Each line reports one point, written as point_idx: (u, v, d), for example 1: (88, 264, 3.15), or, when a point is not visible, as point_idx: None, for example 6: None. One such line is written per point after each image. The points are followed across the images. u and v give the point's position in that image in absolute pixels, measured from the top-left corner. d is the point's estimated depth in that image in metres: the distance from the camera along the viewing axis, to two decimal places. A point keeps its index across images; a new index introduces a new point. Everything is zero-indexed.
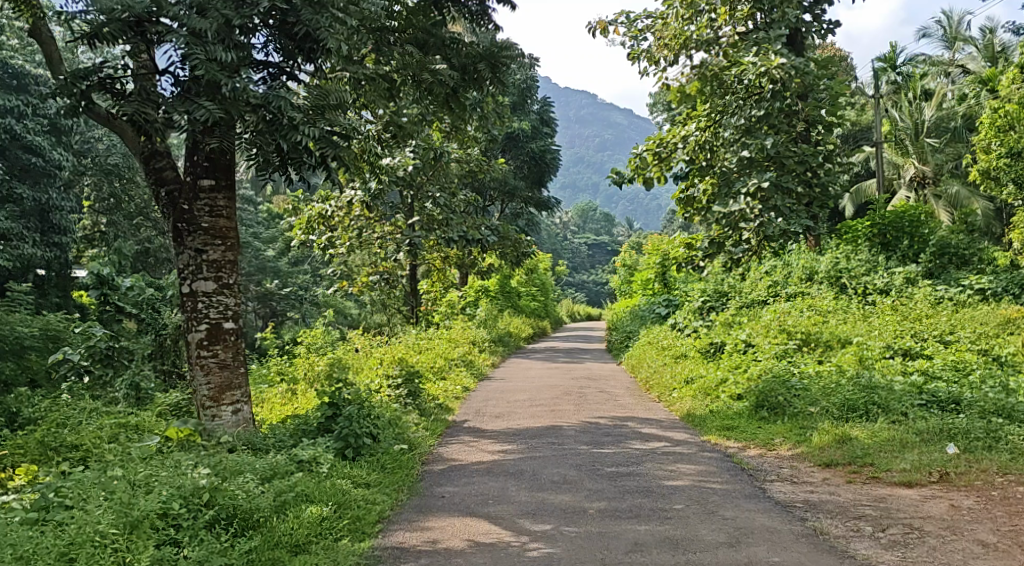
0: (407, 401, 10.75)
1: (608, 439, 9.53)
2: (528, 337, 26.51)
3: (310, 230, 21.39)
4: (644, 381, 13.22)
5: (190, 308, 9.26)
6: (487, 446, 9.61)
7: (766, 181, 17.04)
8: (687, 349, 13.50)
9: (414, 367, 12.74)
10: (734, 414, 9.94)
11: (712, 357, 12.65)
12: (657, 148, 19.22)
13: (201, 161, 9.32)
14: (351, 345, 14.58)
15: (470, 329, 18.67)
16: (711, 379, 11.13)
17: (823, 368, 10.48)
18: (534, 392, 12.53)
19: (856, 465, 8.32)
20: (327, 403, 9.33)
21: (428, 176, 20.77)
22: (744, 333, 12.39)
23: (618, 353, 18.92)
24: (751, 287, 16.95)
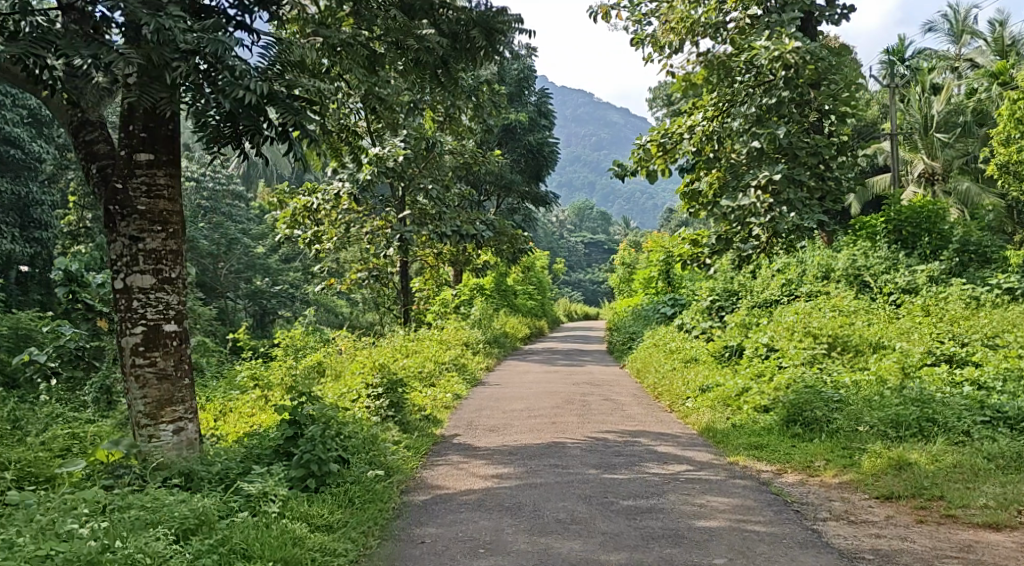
0: (388, 415, 9.66)
1: (620, 461, 8.45)
2: (525, 338, 25.41)
3: (295, 223, 20.29)
4: (652, 387, 12.15)
5: (125, 307, 8.17)
6: (480, 469, 8.52)
7: (777, 173, 15.83)
8: (700, 351, 12.48)
9: (399, 374, 11.63)
10: (762, 430, 8.94)
11: (729, 361, 11.65)
12: (662, 138, 18.01)
13: (137, 132, 8.22)
14: (334, 346, 13.46)
15: (464, 330, 17.56)
16: (732, 386, 10.12)
17: (861, 377, 9.52)
18: (531, 400, 11.42)
19: (922, 499, 7.27)
20: (287, 417, 8.23)
21: (421, 167, 19.67)
22: (764, 335, 11.35)
23: (620, 356, 17.81)
24: (763, 286, 15.87)
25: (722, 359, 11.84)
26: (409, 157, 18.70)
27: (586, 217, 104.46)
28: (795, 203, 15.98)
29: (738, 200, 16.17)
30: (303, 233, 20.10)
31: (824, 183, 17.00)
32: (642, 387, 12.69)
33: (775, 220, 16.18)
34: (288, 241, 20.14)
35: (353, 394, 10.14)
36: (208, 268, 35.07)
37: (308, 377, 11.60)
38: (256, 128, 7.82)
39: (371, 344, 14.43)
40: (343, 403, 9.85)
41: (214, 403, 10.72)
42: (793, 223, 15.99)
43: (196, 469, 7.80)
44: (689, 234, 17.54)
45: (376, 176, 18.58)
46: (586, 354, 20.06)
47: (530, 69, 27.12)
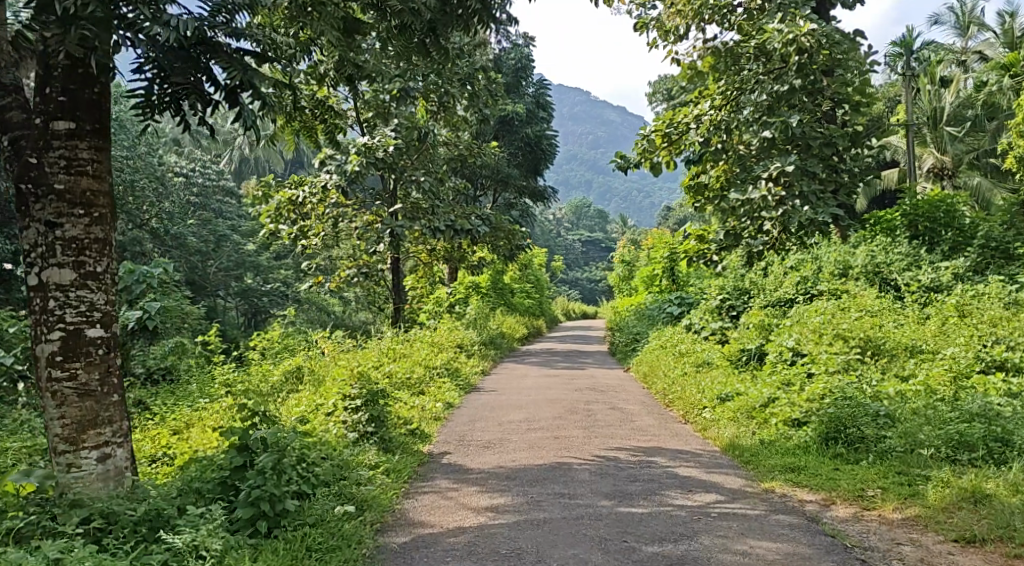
0: (369, 433, 8.68)
1: (636, 491, 7.52)
2: (523, 339, 24.40)
3: (279, 217, 19.21)
4: (662, 392, 11.20)
5: (41, 308, 7.20)
6: (475, 499, 7.56)
7: (790, 163, 15.00)
8: (716, 352, 11.58)
9: (383, 381, 10.64)
10: (798, 450, 8.11)
11: (751, 367, 10.74)
12: (666, 128, 17.02)
13: (55, 95, 7.23)
14: (315, 347, 12.47)
15: (458, 330, 16.59)
16: (757, 396, 9.25)
17: (906, 387, 8.63)
18: (530, 409, 10.44)
19: (1014, 544, 6.30)
20: (236, 442, 7.20)
21: (414, 161, 18.77)
22: (788, 337, 10.43)
23: (623, 358, 16.86)
24: (776, 283, 14.92)
25: (741, 364, 10.93)
26: (400, 148, 17.75)
27: (583, 215, 103.45)
28: (810, 195, 14.88)
29: (747, 193, 15.26)
30: (288, 228, 19.10)
31: (837, 176, 15.62)
32: (650, 394, 11.73)
33: (787, 214, 15.11)
34: (272, 237, 19.15)
35: (330, 408, 9.13)
36: (197, 266, 34.07)
37: (286, 389, 10.63)
38: (195, 87, 7.16)
39: (358, 346, 13.44)
40: (315, 421, 8.82)
41: (179, 415, 9.72)
42: (806, 217, 14.92)
43: (119, 511, 6.75)
44: (697, 230, 16.60)
45: (364, 167, 17.63)
46: (586, 356, 19.04)
47: (528, 59, 26.13)
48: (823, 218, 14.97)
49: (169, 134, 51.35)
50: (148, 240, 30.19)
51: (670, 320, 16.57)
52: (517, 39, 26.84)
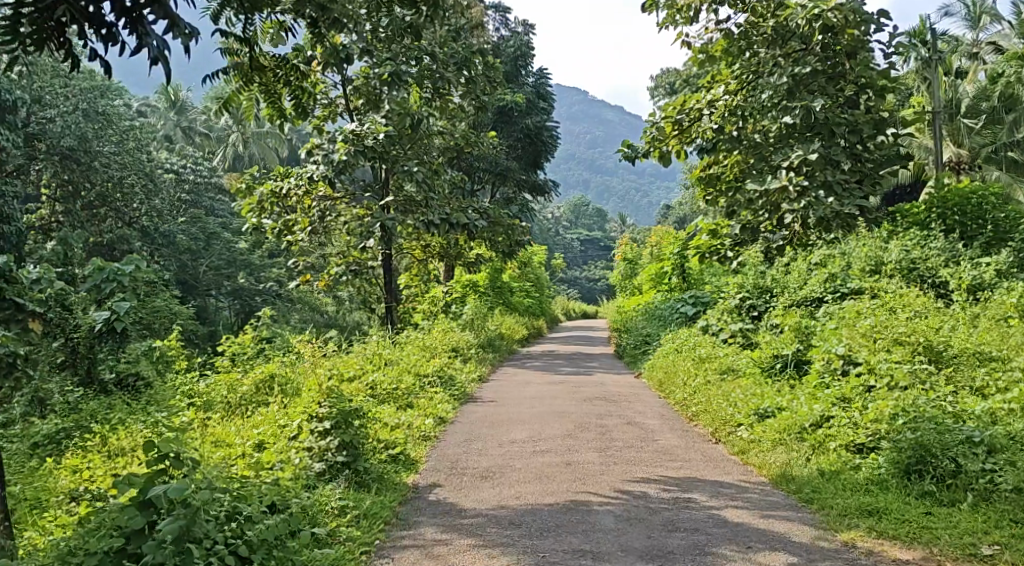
0: (341, 464, 7.51)
1: (675, 550, 6.32)
2: (522, 341, 23.10)
3: (261, 211, 17.83)
4: (682, 404, 10.05)
5: None
6: (473, 557, 6.34)
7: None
8: (742, 358, 10.43)
9: (362, 395, 9.41)
10: (874, 489, 7.05)
11: (788, 376, 9.59)
12: (677, 116, 15.45)
13: None
14: (289, 353, 11.19)
15: (454, 332, 15.32)
16: (807, 415, 8.27)
17: (997, 407, 7.67)
18: (533, 425, 9.28)
19: None
20: (137, 496, 6.01)
21: (406, 149, 17.53)
22: (834, 341, 9.31)
23: (633, 361, 15.62)
24: (801, 281, 13.71)
25: (774, 372, 9.77)
26: (392, 135, 16.47)
27: (582, 213, 102.15)
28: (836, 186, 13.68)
29: (764, 183, 14.03)
30: (271, 222, 17.77)
31: (861, 166, 14.33)
32: (667, 404, 10.59)
33: None
34: (256, 233, 17.88)
35: (295, 429, 7.91)
36: (186, 265, 32.78)
37: (252, 404, 9.34)
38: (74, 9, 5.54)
39: (342, 350, 12.14)
40: (275, 449, 7.62)
41: (125, 438, 8.43)
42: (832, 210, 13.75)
43: None
44: (710, 226, 15.29)
45: (353, 156, 16.33)
46: (592, 358, 17.67)
47: (527, 45, 24.90)
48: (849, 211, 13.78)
49: (158, 129, 49.97)
50: (135, 237, 28.94)
51: (683, 320, 15.25)
52: (516, 25, 25.61)
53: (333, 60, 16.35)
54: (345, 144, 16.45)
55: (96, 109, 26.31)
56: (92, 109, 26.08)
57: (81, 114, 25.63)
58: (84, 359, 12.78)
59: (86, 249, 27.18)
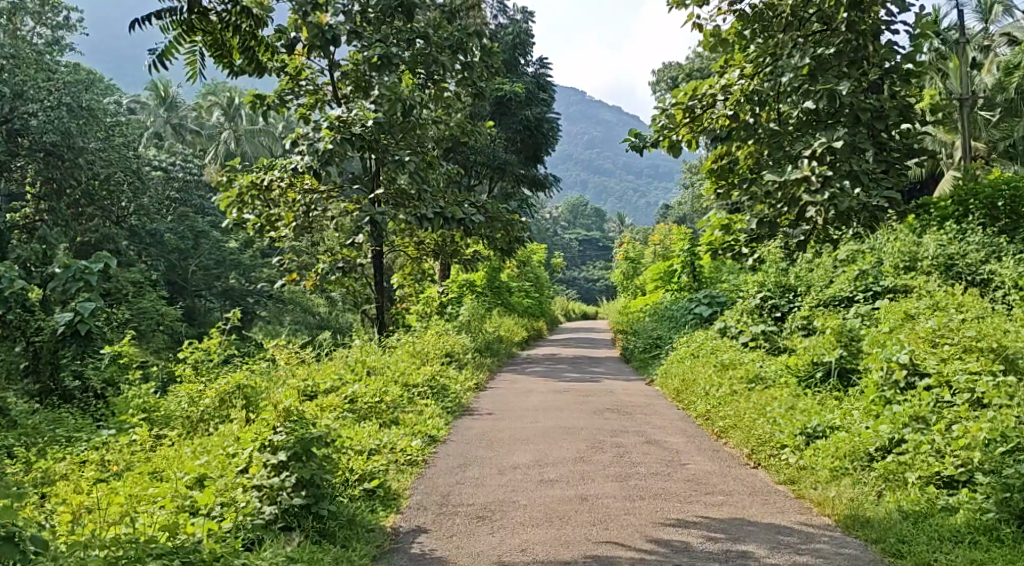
0: (303, 506, 6.52)
1: None
2: (522, 343, 21.92)
3: (242, 205, 16.64)
4: (706, 418, 9.10)
5: None
6: None
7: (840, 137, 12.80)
8: (777, 364, 9.48)
9: (331, 416, 8.35)
10: (986, 537, 6.14)
11: (832, 388, 8.68)
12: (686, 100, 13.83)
13: None
14: (258, 361, 10.04)
15: (448, 334, 14.14)
16: (871, 438, 7.40)
17: None
18: (539, 447, 8.32)
19: None
20: None
21: (397, 138, 16.41)
22: (892, 346, 8.40)
23: (642, 365, 14.50)
24: (828, 279, 12.61)
25: (814, 383, 8.87)
26: (382, 122, 15.25)
27: (580, 213, 100.89)
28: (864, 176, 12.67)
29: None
30: (253, 217, 16.59)
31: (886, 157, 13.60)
32: (687, 416, 9.65)
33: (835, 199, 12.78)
34: (238, 229, 16.76)
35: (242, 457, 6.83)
36: (175, 264, 31.66)
37: (211, 422, 8.23)
38: None
39: (324, 358, 11.03)
40: (217, 487, 6.55)
41: (63, 470, 7.39)
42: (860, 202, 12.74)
43: None
44: (722, 220, 13.93)
45: (339, 144, 15.09)
46: (597, 362, 16.53)
47: (526, 33, 23.77)
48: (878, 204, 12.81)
49: (147, 126, 48.74)
50: (122, 236, 27.82)
51: (696, 322, 14.06)
52: (515, 13, 24.49)
53: (320, 41, 15.22)
54: (329, 132, 15.25)
55: (80, 103, 25.04)
56: (76, 103, 24.88)
57: (65, 108, 24.48)
58: (47, 366, 11.79)
59: (70, 248, 26.06)
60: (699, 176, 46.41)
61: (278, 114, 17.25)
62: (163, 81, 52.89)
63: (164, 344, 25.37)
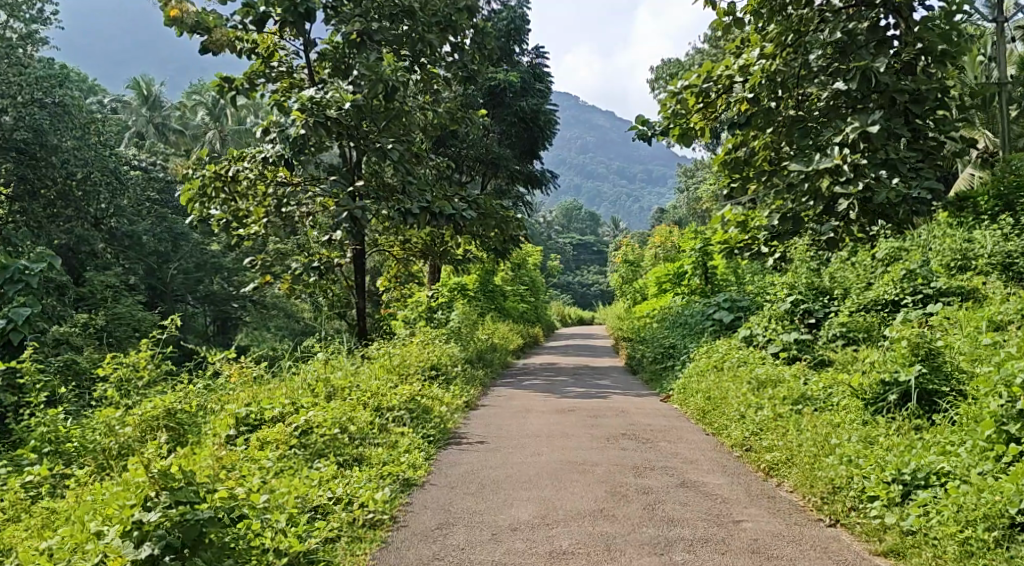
0: None
1: None
2: (518, 351, 20.36)
3: (206, 199, 14.98)
4: (753, 450, 7.72)
5: None
6: None
7: (874, 120, 11.10)
8: (839, 386, 8.03)
9: (266, 465, 6.99)
10: None
11: (910, 415, 7.34)
12: (703, 84, 12.96)
13: None
14: (194, 385, 8.69)
15: (436, 343, 12.56)
16: (1010, 492, 5.92)
17: None
18: (544, 497, 6.90)
19: None
20: None
21: (380, 126, 14.64)
22: (1003, 364, 6.99)
23: (653, 378, 12.95)
24: (868, 280, 11.08)
25: (886, 409, 7.52)
26: (361, 105, 13.52)
27: (574, 217, 99.17)
28: (902, 166, 11.34)
29: (811, 162, 11.45)
30: (218, 212, 14.88)
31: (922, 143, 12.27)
32: (722, 446, 8.17)
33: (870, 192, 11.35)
34: (202, 226, 15.08)
35: (101, 537, 5.79)
36: (154, 268, 30.01)
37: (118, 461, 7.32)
38: None
39: (287, 375, 9.52)
40: None
41: None
42: (897, 194, 11.29)
43: None
44: (737, 216, 12.56)
45: (311, 129, 13.30)
46: (602, 373, 14.95)
47: (523, 19, 22.21)
48: (918, 195, 11.37)
49: (127, 126, 47.06)
50: (98, 239, 26.14)
51: (714, 329, 12.38)
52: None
53: (294, 17, 13.74)
54: (301, 113, 13.32)
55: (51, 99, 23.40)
56: (49, 98, 23.20)
57: (36, 104, 22.64)
58: None
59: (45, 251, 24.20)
60: (699, 177, 44.74)
61: (248, 99, 15.58)
62: (146, 79, 51.25)
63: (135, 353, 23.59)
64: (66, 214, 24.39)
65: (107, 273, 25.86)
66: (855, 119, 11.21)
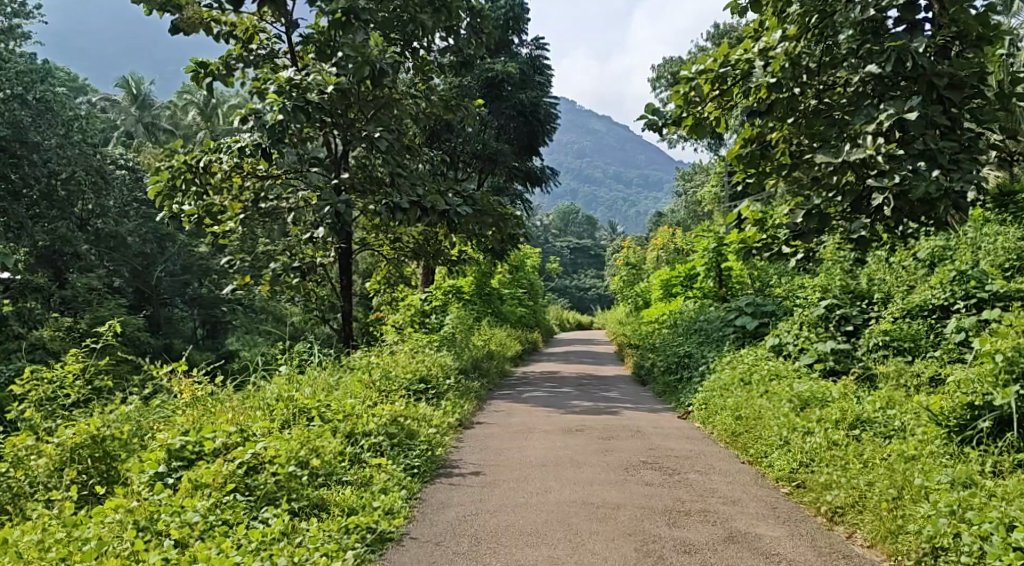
0: None
1: None
2: (516, 358, 19.10)
3: (177, 194, 13.66)
4: (810, 487, 6.72)
5: None
6: None
7: (912, 107, 9.27)
8: (902, 410, 7.12)
9: (185, 521, 5.90)
10: None
11: (1008, 446, 6.38)
12: (720, 68, 10.59)
13: None
14: (120, 406, 7.62)
15: (427, 352, 11.29)
16: None
17: None
18: (548, 558, 5.82)
19: None
20: None
21: (367, 114, 13.36)
22: None
23: (666, 390, 11.71)
24: (913, 283, 9.88)
25: (975, 439, 6.55)
26: (345, 87, 12.27)
27: (570, 221, 97.94)
28: (942, 157, 9.07)
29: (840, 152, 9.48)
30: (190, 208, 13.56)
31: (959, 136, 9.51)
32: (763, 478, 7.20)
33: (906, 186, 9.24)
34: (171, 223, 13.61)
35: None
36: (139, 271, 28.76)
37: (29, 509, 6.40)
38: None
39: (254, 392, 8.28)
40: None
41: None
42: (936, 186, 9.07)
43: None
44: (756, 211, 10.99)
45: (290, 115, 11.91)
46: (609, 384, 13.69)
47: (523, 7, 20.92)
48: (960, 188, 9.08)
49: (114, 125, 45.85)
50: (81, 240, 24.61)
51: (737, 337, 11.18)
52: None
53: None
54: (278, 96, 12.05)
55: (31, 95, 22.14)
56: (29, 93, 21.95)
57: (18, 99, 21.44)
58: None
59: (28, 253, 22.40)
60: (700, 179, 43.48)
61: (225, 86, 14.23)
62: (135, 77, 50.08)
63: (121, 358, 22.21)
64: (49, 215, 22.82)
65: (91, 275, 24.55)
66: (891, 104, 9.46)
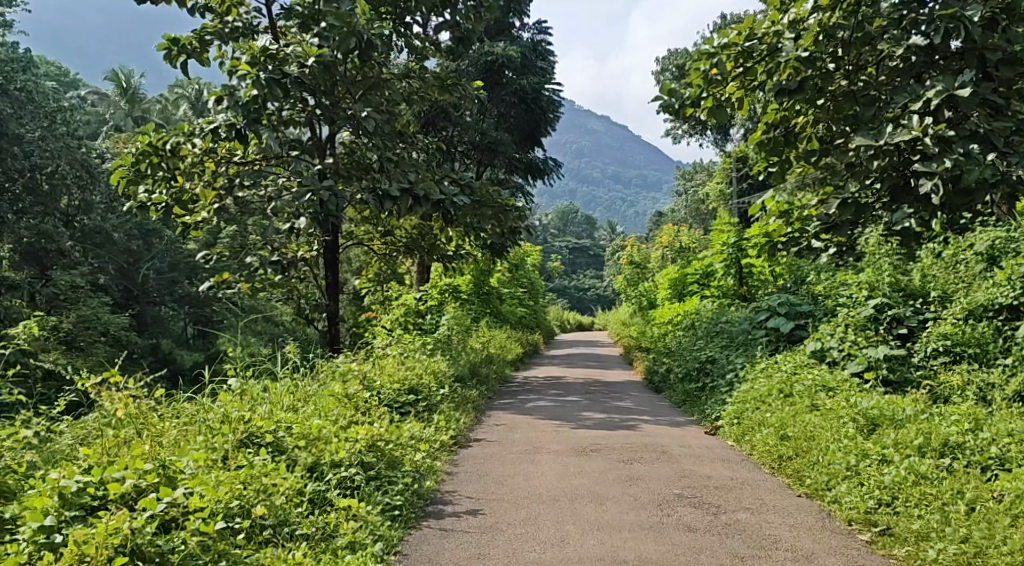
0: None
1: None
2: (517, 361, 17.86)
3: (142, 179, 12.38)
4: (901, 527, 5.79)
5: None
6: None
7: (964, 82, 7.24)
8: (999, 439, 6.25)
9: None
10: None
11: None
12: (745, 43, 8.13)
13: None
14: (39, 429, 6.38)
15: (419, 357, 10.05)
16: None
17: None
18: None
19: None
20: None
21: (355, 93, 12.05)
22: None
23: (688, 399, 10.49)
24: (973, 280, 8.65)
25: None
26: (328, 61, 11.04)
27: (568, 221, 96.68)
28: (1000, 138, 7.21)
29: (881, 135, 7.45)
30: (156, 197, 12.28)
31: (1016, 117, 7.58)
32: (829, 516, 6.16)
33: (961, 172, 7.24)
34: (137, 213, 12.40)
35: None
36: (125, 269, 27.45)
37: None
38: None
39: (217, 406, 7.06)
40: None
41: None
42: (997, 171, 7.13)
43: None
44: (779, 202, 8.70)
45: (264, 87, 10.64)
46: (621, 391, 12.46)
47: None
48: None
49: (102, 121, 44.55)
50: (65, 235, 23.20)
51: (770, 341, 9.96)
52: None
53: None
54: (251, 68, 10.75)
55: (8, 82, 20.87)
56: (7, 80, 20.68)
57: None
58: None
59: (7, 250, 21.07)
60: (701, 179, 42.34)
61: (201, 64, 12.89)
62: (126, 70, 48.68)
63: (104, 359, 20.91)
64: (32, 210, 21.31)
65: (76, 271, 23.11)
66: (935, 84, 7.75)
